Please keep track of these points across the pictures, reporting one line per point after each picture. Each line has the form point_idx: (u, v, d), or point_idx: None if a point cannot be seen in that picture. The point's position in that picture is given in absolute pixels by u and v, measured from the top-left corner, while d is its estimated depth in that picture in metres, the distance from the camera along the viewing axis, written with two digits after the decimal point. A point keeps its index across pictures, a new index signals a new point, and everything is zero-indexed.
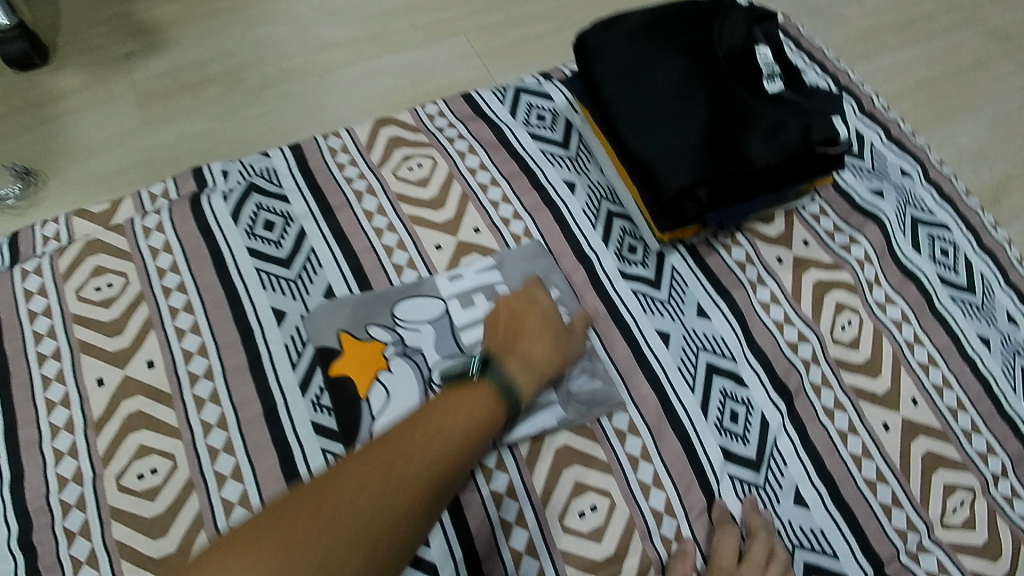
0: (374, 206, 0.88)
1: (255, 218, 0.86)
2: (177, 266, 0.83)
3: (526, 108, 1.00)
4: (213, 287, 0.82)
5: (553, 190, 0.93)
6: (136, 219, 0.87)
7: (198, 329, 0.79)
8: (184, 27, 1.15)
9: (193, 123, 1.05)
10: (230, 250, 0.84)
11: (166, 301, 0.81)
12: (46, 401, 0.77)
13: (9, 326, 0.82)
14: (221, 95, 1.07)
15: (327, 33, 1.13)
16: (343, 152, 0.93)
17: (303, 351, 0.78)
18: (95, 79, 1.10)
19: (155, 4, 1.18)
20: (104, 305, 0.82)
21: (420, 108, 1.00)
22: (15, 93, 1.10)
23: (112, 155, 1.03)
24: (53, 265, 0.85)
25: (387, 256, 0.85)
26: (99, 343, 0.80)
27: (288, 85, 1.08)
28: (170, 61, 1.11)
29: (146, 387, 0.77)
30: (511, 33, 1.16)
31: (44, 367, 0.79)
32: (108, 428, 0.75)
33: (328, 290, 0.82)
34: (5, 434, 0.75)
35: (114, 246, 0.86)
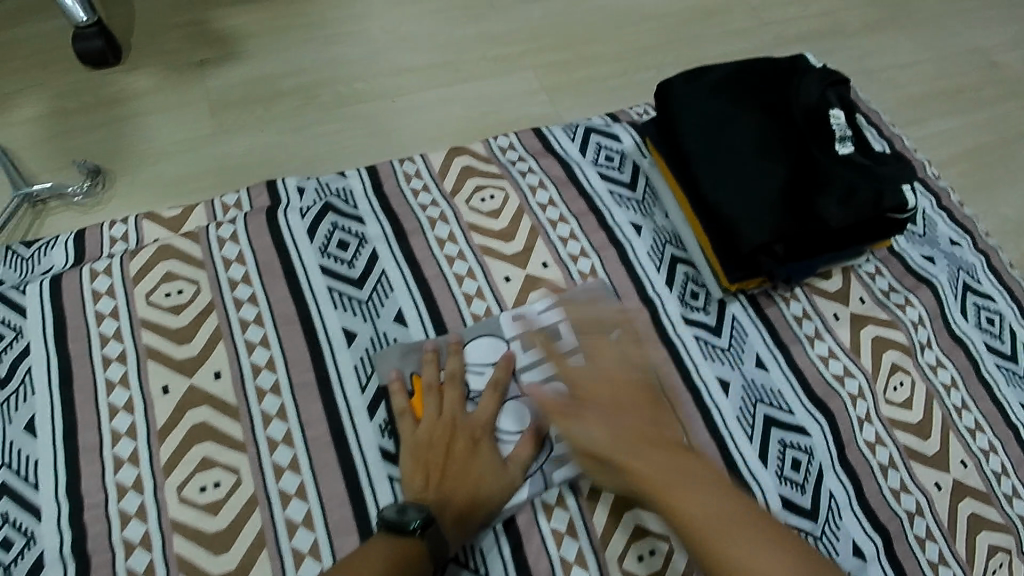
0: (446, 233, 0.90)
1: (329, 236, 0.88)
2: (248, 278, 0.84)
3: (595, 148, 1.02)
4: (285, 303, 0.82)
5: (620, 231, 0.93)
6: (210, 228, 0.88)
7: (268, 343, 0.80)
8: (260, 40, 1.18)
9: (264, 136, 1.06)
10: (303, 267, 0.85)
11: (236, 312, 0.82)
12: (109, 405, 0.77)
13: (75, 324, 0.82)
14: (293, 110, 1.09)
15: (400, 59, 1.17)
16: (416, 178, 0.95)
17: (372, 376, 0.78)
18: (169, 83, 1.12)
19: (231, 14, 1.21)
20: (173, 312, 0.82)
21: (492, 140, 1.01)
22: (90, 90, 1.11)
23: (181, 161, 1.04)
24: (123, 267, 0.85)
25: (457, 285, 0.86)
26: (167, 350, 0.80)
27: (359, 106, 1.11)
28: (245, 72, 1.14)
29: (212, 399, 0.77)
30: (579, 74, 1.19)
31: (108, 370, 0.79)
32: (172, 438, 0.75)
33: (399, 315, 0.82)
34: (66, 435, 0.75)
35: (185, 253, 0.86)
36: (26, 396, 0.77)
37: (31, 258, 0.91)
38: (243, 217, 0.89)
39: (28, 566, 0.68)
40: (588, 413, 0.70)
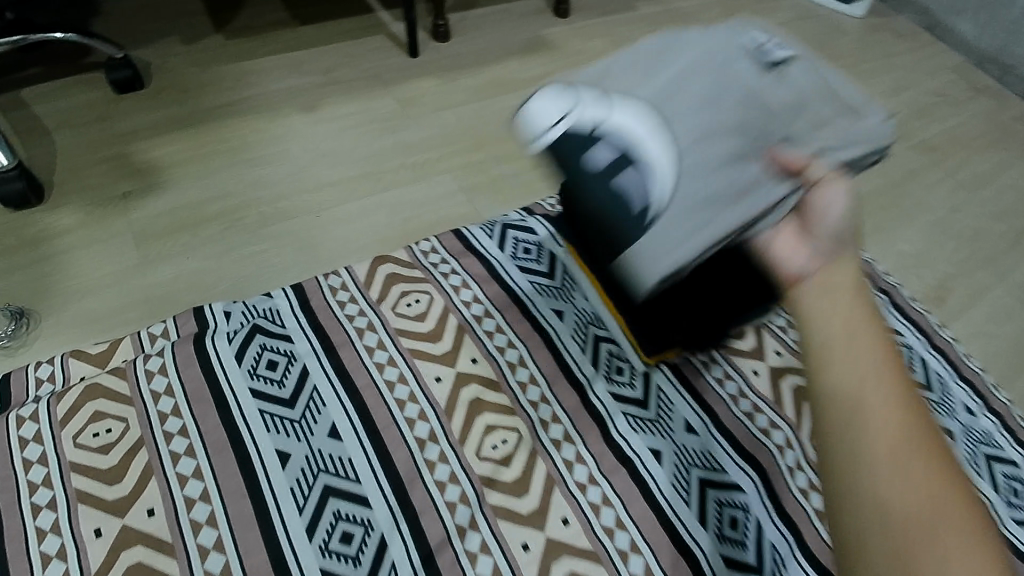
0: (374, 341, 0.92)
1: (258, 358, 0.89)
2: (178, 409, 0.85)
3: (513, 243, 1.07)
4: (216, 431, 0.83)
5: (543, 318, 0.97)
6: (137, 361, 0.88)
7: (200, 473, 0.79)
8: (184, 168, 1.22)
9: (193, 261, 1.09)
10: (233, 392, 0.86)
11: (167, 445, 0.82)
12: (41, 554, 0.74)
13: (2, 472, 0.80)
14: (221, 233, 1.12)
15: (323, 174, 1.22)
16: (342, 290, 0.98)
17: (310, 496, 0.78)
18: (93, 217, 1.14)
19: (154, 147, 1.25)
20: (102, 451, 0.81)
21: (415, 245, 1.06)
22: (12, 231, 1.12)
23: (110, 293, 1.05)
24: (50, 410, 0.84)
25: (389, 391, 0.87)
26: (98, 491, 0.78)
27: (285, 222, 1.14)
28: (170, 201, 1.17)
29: (146, 536, 0.75)
30: (491, 171, 1.26)
31: (38, 519, 0.76)
32: None
33: (332, 429, 0.84)
34: None
35: (113, 390, 0.86)
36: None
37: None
38: (171, 347, 0.90)
39: None
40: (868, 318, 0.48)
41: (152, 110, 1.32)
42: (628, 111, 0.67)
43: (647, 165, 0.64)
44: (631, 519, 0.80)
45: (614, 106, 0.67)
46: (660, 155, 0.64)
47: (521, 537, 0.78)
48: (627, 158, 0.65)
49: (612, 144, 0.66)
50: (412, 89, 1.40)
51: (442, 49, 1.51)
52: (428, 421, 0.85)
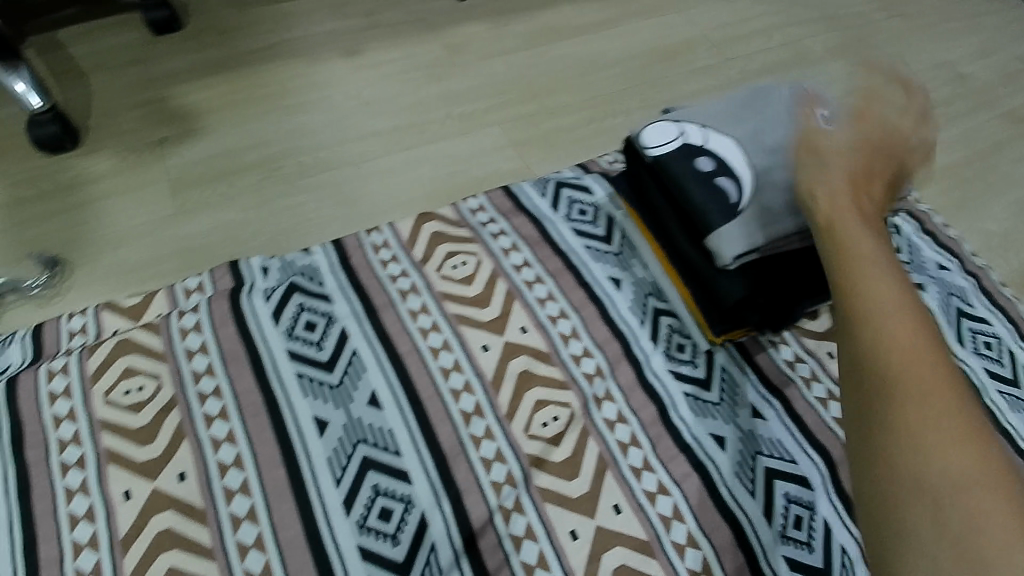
0: (418, 305, 0.86)
1: (296, 319, 0.84)
2: (213, 368, 0.80)
3: (567, 203, 0.99)
4: (251, 393, 0.78)
5: (598, 287, 0.90)
6: (172, 316, 0.84)
7: (234, 438, 0.75)
8: (221, 114, 1.16)
9: (229, 212, 1.03)
10: (269, 353, 0.81)
11: (201, 406, 0.77)
12: (70, 515, 0.71)
13: (35, 426, 0.76)
14: (258, 183, 1.07)
15: (365, 124, 1.15)
16: (385, 248, 0.92)
17: (348, 467, 0.74)
18: (128, 164, 1.09)
19: (191, 91, 1.20)
20: (133, 410, 0.77)
21: (462, 202, 0.99)
22: (46, 176, 1.08)
23: (144, 243, 1.00)
24: (81, 365, 0.81)
25: (433, 359, 0.82)
26: (129, 452, 0.75)
27: (324, 174, 1.08)
28: (207, 148, 1.11)
29: (176, 501, 0.71)
30: (542, 124, 1.18)
31: (67, 478, 0.73)
32: (136, 548, 0.69)
33: (372, 397, 0.78)
34: (23, 554, 0.69)
35: (146, 346, 0.82)
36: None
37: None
38: (205, 304, 0.85)
39: None
40: (859, 264, 0.55)
41: (189, 53, 1.25)
42: (729, 135, 0.81)
43: (738, 178, 0.78)
44: (689, 510, 0.74)
45: (710, 134, 0.82)
46: (748, 173, 0.78)
47: (570, 524, 0.72)
48: (725, 168, 0.79)
49: (714, 156, 0.80)
50: (460, 35, 1.31)
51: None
52: (473, 394, 0.79)
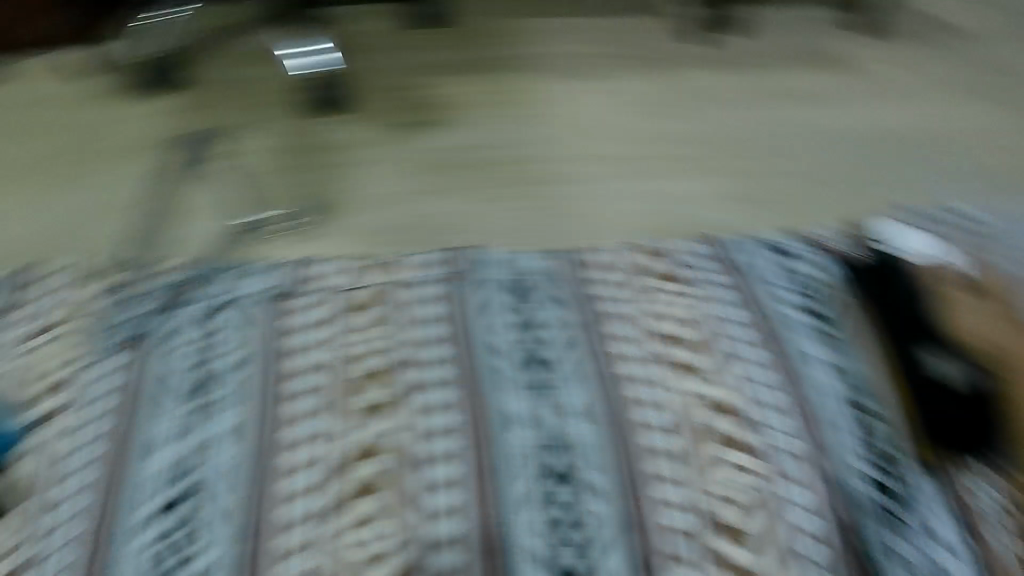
0: (625, 329, 0.85)
1: (516, 312, 0.86)
2: (441, 338, 0.83)
3: (784, 271, 0.93)
4: (467, 369, 0.80)
5: (805, 363, 0.81)
6: (413, 283, 0.89)
7: (440, 409, 0.77)
8: (476, 113, 1.24)
9: (465, 200, 1.08)
10: (484, 339, 0.83)
11: (415, 371, 0.80)
12: (293, 434, 0.74)
13: (270, 347, 0.80)
14: (493, 176, 1.10)
15: (596, 146, 1.18)
16: (602, 269, 0.93)
17: (535, 466, 0.73)
18: (389, 140, 1.18)
19: (454, 88, 1.29)
20: (370, 354, 0.81)
21: (678, 245, 0.98)
22: (324, 139, 1.19)
23: (390, 213, 1.08)
24: (336, 304, 0.86)
25: (632, 387, 0.80)
26: (358, 391, 0.77)
27: (551, 185, 1.11)
28: (458, 140, 1.18)
29: (382, 453, 0.73)
30: (767, 181, 1.15)
31: (289, 403, 0.76)
32: (347, 481, 0.71)
33: (568, 407, 0.77)
34: (249, 455, 0.72)
35: (388, 302, 0.87)
36: (211, 412, 0.75)
37: (235, 278, 0.89)
38: (437, 281, 0.90)
39: None
40: None
41: (444, 54, 1.36)
42: None
43: None
44: None
45: None
46: None
47: None
48: None
49: None
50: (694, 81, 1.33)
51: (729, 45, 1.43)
52: (663, 431, 0.76)
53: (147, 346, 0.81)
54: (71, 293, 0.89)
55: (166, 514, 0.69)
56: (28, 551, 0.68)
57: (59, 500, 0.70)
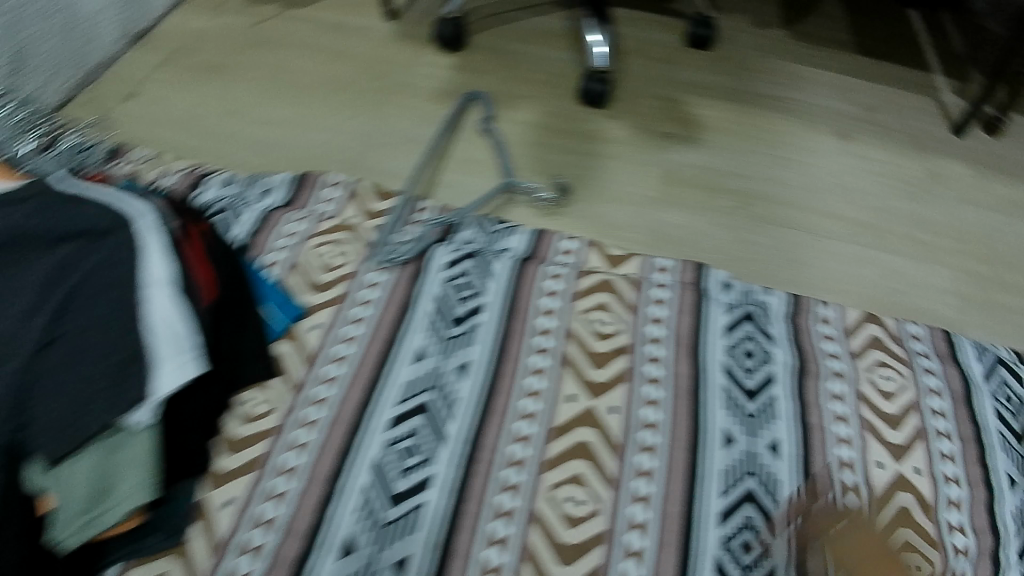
0: (838, 389, 0.90)
1: (742, 342, 0.91)
2: (667, 342, 0.89)
3: (999, 383, 0.93)
4: (687, 379, 0.87)
5: (996, 479, 0.84)
6: (651, 283, 0.93)
7: (658, 405, 0.84)
8: (723, 134, 1.19)
9: (700, 222, 1.07)
10: (710, 357, 0.89)
11: (647, 366, 0.87)
12: (526, 387, 0.82)
13: (514, 303, 0.87)
14: (728, 208, 1.10)
15: (829, 205, 1.15)
16: (827, 325, 0.96)
17: (736, 486, 0.80)
18: (637, 139, 1.15)
19: (705, 104, 1.23)
20: (600, 338, 0.87)
21: (903, 321, 0.99)
22: (572, 119, 1.16)
23: (627, 211, 1.05)
24: (573, 280, 0.91)
25: (835, 445, 0.84)
26: (585, 367, 0.85)
27: (778, 230, 1.10)
28: (703, 158, 1.15)
29: (603, 427, 0.81)
30: (1012, 278, 1.09)
31: (531, 358, 0.84)
32: (561, 441, 0.79)
33: (774, 444, 0.84)
34: (485, 394, 0.80)
35: (622, 294, 0.91)
36: (463, 345, 0.83)
37: (494, 233, 0.97)
38: (674, 286, 0.94)
39: (413, 483, 0.74)
40: None
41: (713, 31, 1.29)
42: None
43: None
44: None
45: None
46: None
47: None
48: None
49: None
50: (966, 156, 1.27)
51: (1014, 127, 1.34)
52: (856, 496, 0.81)
53: (409, 268, 0.89)
54: (346, 199, 0.96)
55: (407, 418, 0.77)
56: (290, 412, 0.77)
57: (323, 376, 0.79)
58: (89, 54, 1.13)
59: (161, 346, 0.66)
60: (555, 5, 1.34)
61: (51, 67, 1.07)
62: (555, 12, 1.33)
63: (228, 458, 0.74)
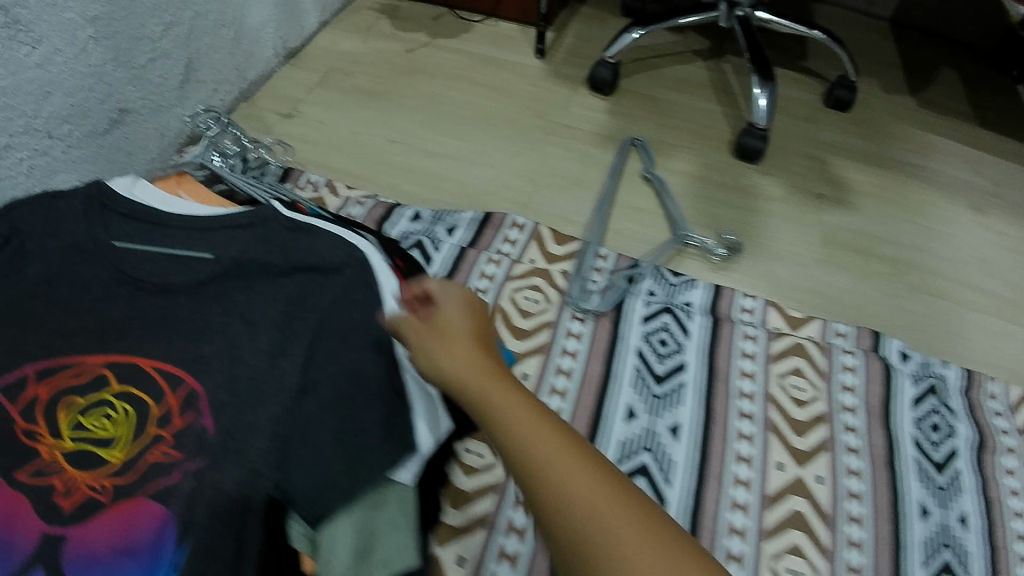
0: (1012, 465, 0.86)
1: (926, 414, 0.89)
2: (857, 411, 0.88)
3: None
4: (880, 448, 0.85)
5: None
6: (838, 350, 0.93)
7: (862, 476, 0.82)
8: (871, 200, 1.22)
9: (862, 286, 1.07)
10: (899, 429, 0.87)
11: (843, 436, 0.85)
12: (737, 452, 0.80)
13: (715, 363, 0.86)
14: (883, 274, 1.10)
15: (976, 277, 1.14)
16: (994, 400, 0.93)
17: (934, 559, 0.77)
18: (794, 198, 1.16)
19: (850, 167, 1.26)
20: (798, 405, 0.86)
21: None
22: (729, 172, 1.17)
23: (795, 268, 1.06)
24: (767, 343, 0.90)
25: (1013, 519, 0.81)
26: (788, 434, 0.83)
27: (932, 300, 1.08)
28: (855, 222, 1.16)
29: (813, 497, 0.79)
30: None
31: (740, 422, 0.82)
32: (777, 509, 0.77)
33: (964, 517, 0.81)
34: (700, 457, 0.79)
35: (813, 360, 0.91)
36: (673, 404, 0.82)
37: (675, 285, 0.95)
38: (858, 353, 0.93)
39: None
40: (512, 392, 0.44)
41: (850, 94, 1.34)
42: None
43: None
44: None
45: None
46: None
47: None
48: None
49: None
50: None
51: None
52: None
53: (611, 321, 0.88)
54: (529, 241, 0.96)
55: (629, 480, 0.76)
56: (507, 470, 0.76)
57: None
58: (249, 67, 1.12)
59: (420, 407, 0.65)
60: (696, 57, 1.39)
61: (214, 80, 1.05)
62: (697, 62, 1.37)
63: (452, 515, 0.72)
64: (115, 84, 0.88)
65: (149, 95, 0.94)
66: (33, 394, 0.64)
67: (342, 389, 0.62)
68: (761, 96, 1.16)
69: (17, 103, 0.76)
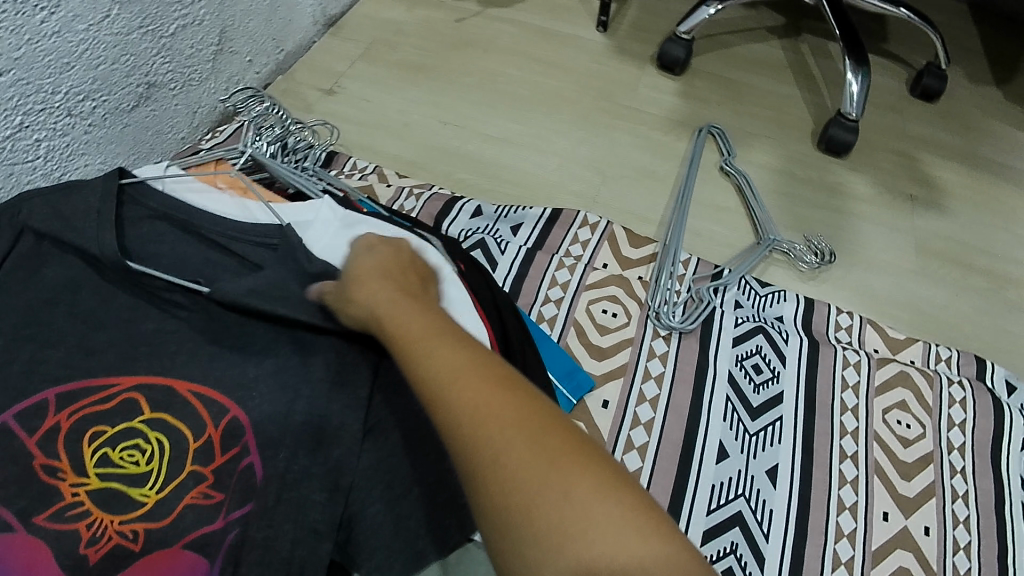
0: None
1: None
2: (964, 449, 0.76)
3: None
4: (988, 494, 0.73)
5: None
6: (944, 377, 0.80)
7: (970, 526, 0.71)
8: (965, 204, 1.08)
9: (961, 302, 0.94)
10: (1007, 470, 0.75)
11: (951, 479, 0.74)
12: (837, 499, 0.70)
13: (813, 394, 0.77)
14: (982, 289, 0.96)
15: None
16: None
17: None
18: (883, 198, 1.04)
19: (941, 165, 1.13)
20: (903, 443, 0.75)
21: None
22: (813, 168, 1.05)
23: (888, 280, 0.94)
24: (870, 371, 0.80)
25: None
26: (893, 478, 0.73)
27: None
28: (949, 227, 1.04)
29: (921, 551, 0.68)
30: None
31: (842, 465, 0.72)
32: (883, 566, 0.67)
33: None
34: (799, 504, 0.69)
35: (919, 390, 0.79)
36: (769, 443, 0.73)
37: (764, 297, 0.85)
38: (965, 381, 0.80)
39: None
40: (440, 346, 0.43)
41: (939, 82, 1.21)
42: None
43: None
44: None
45: None
46: None
47: None
48: None
49: None
50: None
51: None
52: None
53: (695, 343, 0.78)
54: (601, 243, 0.86)
55: (721, 533, 0.67)
56: None
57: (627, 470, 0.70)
58: (287, 37, 1.01)
59: None
60: (769, 34, 1.26)
61: (250, 50, 0.95)
62: (771, 41, 1.24)
63: None
64: (143, 56, 0.78)
65: (180, 68, 0.84)
66: (55, 422, 0.52)
67: (414, 432, 0.54)
68: (852, 83, 1.04)
69: (35, 78, 0.66)
